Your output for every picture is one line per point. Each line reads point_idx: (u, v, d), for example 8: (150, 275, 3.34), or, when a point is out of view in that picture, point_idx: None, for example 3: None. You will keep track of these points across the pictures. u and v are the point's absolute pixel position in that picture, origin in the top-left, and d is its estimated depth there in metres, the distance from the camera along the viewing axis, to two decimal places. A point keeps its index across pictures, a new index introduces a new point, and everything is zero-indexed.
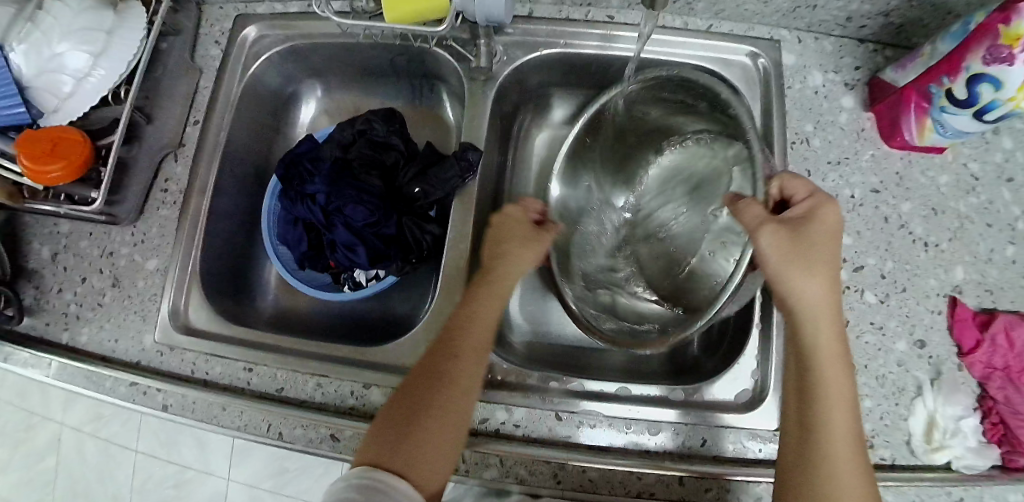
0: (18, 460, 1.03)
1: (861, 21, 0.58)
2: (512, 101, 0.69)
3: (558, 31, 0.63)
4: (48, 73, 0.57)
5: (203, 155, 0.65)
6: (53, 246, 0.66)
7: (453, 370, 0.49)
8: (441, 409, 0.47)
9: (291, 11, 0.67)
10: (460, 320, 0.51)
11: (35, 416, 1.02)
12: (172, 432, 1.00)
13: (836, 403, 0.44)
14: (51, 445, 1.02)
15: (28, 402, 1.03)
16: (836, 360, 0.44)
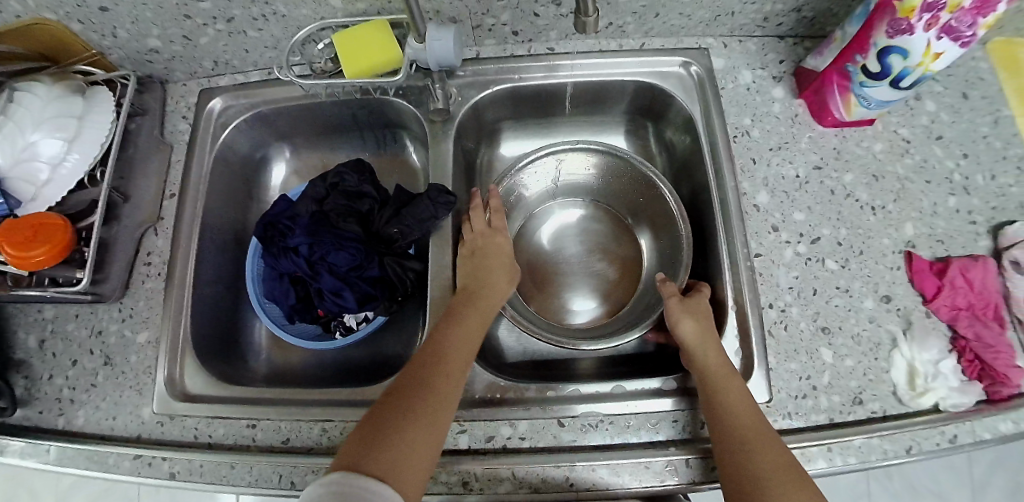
0: None
1: (777, 19, 0.63)
2: (474, 136, 0.72)
3: (507, 68, 0.67)
4: (24, 163, 0.59)
5: (183, 227, 0.66)
6: (38, 333, 0.66)
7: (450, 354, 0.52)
8: (430, 396, 0.49)
9: (252, 80, 0.71)
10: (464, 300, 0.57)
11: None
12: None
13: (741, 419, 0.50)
14: None
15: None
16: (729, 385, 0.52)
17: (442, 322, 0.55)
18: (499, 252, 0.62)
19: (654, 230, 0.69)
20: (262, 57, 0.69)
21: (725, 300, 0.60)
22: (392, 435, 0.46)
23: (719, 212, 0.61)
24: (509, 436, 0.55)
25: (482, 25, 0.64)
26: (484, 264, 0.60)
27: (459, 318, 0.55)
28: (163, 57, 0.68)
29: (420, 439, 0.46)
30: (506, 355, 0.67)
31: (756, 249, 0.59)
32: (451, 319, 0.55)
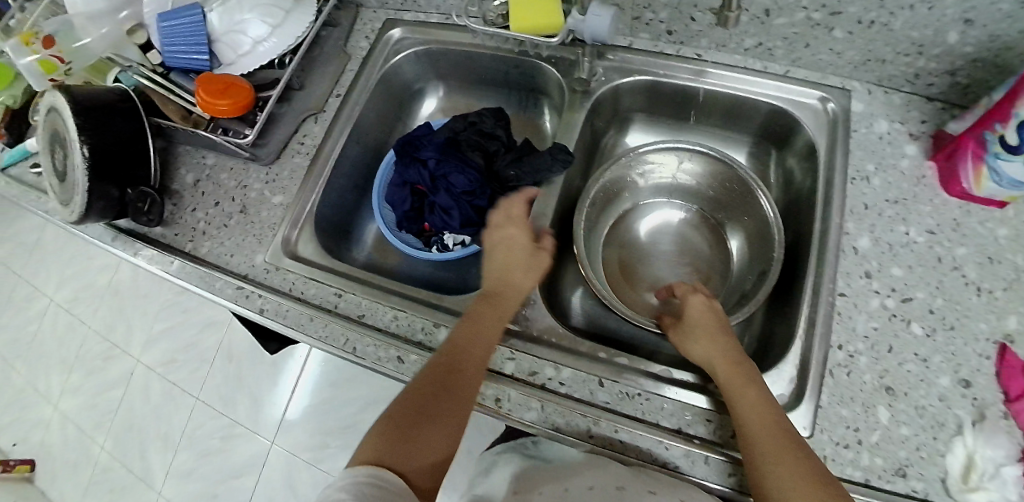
0: (97, 382, 1.43)
1: (929, 78, 0.62)
2: (604, 119, 0.76)
3: (652, 63, 0.71)
4: (233, 34, 0.75)
5: (338, 123, 0.79)
6: (196, 174, 0.82)
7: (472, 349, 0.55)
8: (451, 391, 0.53)
9: (431, 21, 0.81)
10: (484, 301, 0.60)
11: (115, 350, 1.44)
12: (229, 391, 1.32)
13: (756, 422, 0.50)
14: (121, 377, 1.41)
15: (110, 336, 1.46)
16: (741, 389, 0.52)
17: (462, 320, 0.58)
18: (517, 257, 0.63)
19: (746, 240, 0.70)
20: (444, 3, 0.78)
21: (795, 330, 0.60)
22: (409, 438, 0.49)
23: (815, 245, 0.62)
24: (551, 377, 0.59)
25: (641, 17, 0.69)
26: (510, 275, 0.62)
27: (474, 320, 0.58)
28: None
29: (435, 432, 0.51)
30: (572, 319, 0.71)
31: (841, 288, 0.59)
32: (469, 322, 0.57)
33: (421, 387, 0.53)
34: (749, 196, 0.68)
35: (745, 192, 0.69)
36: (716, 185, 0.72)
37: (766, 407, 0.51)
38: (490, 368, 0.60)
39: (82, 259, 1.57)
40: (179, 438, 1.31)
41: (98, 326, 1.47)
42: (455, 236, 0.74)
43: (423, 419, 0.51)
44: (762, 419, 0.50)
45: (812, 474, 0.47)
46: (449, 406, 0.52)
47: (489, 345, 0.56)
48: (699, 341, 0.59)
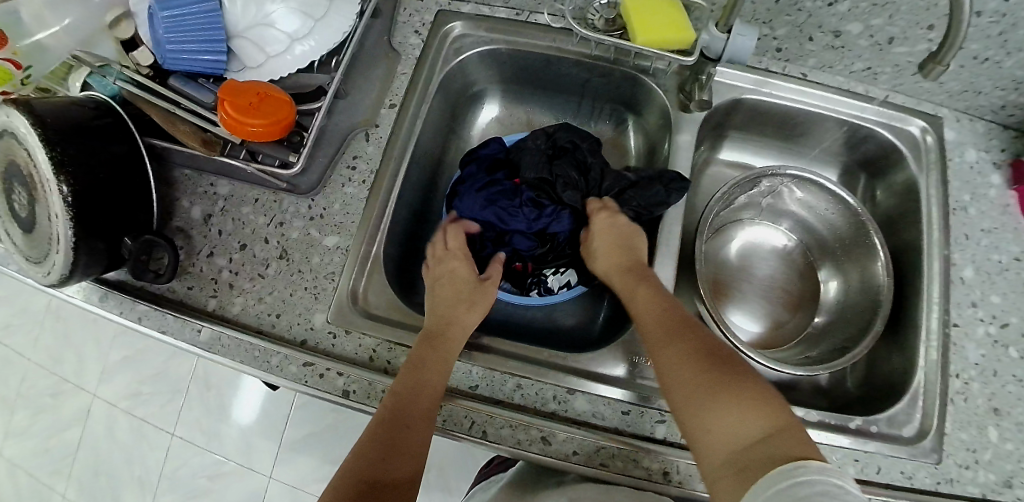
0: (42, 425, 1.23)
1: (1014, 110, 0.67)
2: (707, 130, 0.72)
3: (762, 80, 0.67)
4: (261, 28, 0.57)
5: (397, 142, 0.64)
6: (206, 207, 0.62)
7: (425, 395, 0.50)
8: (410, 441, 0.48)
9: (498, 16, 0.68)
10: (429, 338, 0.54)
11: (68, 383, 1.23)
12: (213, 422, 1.16)
13: (671, 366, 0.50)
14: (80, 412, 1.22)
15: (60, 368, 1.24)
16: (670, 331, 0.52)
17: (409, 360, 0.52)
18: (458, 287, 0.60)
19: (843, 271, 0.71)
20: None
21: (914, 359, 0.63)
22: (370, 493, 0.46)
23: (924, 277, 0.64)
24: None
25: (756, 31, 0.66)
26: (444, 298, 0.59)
27: (424, 361, 0.52)
28: None
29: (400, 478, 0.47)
30: None
31: (954, 319, 0.63)
32: (417, 362, 0.52)
33: (379, 414, 0.50)
34: (865, 253, 0.67)
35: (851, 231, 0.69)
36: (822, 216, 0.72)
37: (691, 357, 0.50)
38: (641, 434, 0.55)
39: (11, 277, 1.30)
40: (157, 483, 1.15)
41: (42, 358, 1.25)
42: (561, 277, 0.66)
43: (383, 457, 0.47)
44: (683, 375, 0.49)
45: (738, 436, 0.45)
46: (417, 422, 0.49)
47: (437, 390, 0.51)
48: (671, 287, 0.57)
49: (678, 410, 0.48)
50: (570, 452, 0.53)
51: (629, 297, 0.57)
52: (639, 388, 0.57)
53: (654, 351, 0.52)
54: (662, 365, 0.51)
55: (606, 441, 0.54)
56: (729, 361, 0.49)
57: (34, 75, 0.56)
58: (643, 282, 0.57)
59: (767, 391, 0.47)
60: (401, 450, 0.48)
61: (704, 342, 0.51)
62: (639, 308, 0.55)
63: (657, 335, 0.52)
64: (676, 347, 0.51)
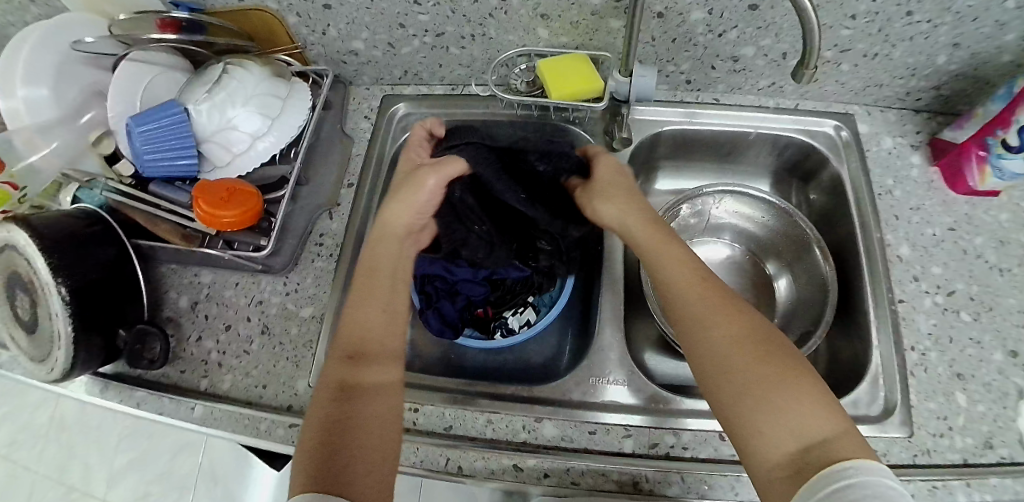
0: None
1: (917, 95, 0.71)
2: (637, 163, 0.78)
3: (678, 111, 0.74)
4: (224, 132, 0.64)
5: (357, 212, 0.70)
6: (191, 295, 0.69)
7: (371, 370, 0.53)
8: (371, 405, 0.50)
9: (437, 93, 0.76)
10: (360, 307, 0.57)
11: (75, 493, 1.27)
12: None
13: (720, 339, 0.50)
14: None
15: (69, 478, 1.28)
16: (711, 307, 0.52)
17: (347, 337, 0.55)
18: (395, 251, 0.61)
19: (791, 269, 0.75)
20: (451, 73, 0.74)
21: (869, 339, 0.65)
22: (341, 449, 0.47)
23: (863, 259, 0.67)
24: (673, 444, 0.57)
25: (661, 70, 0.71)
26: (373, 270, 0.60)
27: (367, 329, 0.55)
28: (359, 60, 0.73)
29: (373, 433, 0.49)
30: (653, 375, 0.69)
31: (899, 295, 0.65)
32: (360, 335, 0.55)
33: (330, 396, 0.50)
34: (803, 249, 0.72)
35: (785, 234, 0.74)
36: (760, 223, 0.76)
37: (730, 338, 0.49)
38: (610, 450, 0.57)
39: (19, 393, 1.35)
40: None
41: (49, 470, 1.28)
42: (521, 317, 0.70)
43: (348, 438, 0.47)
44: (722, 352, 0.49)
45: (795, 428, 0.44)
46: (377, 404, 0.51)
47: (384, 354, 0.54)
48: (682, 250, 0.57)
49: (716, 389, 0.48)
50: (541, 475, 0.56)
51: (659, 269, 0.57)
52: (604, 407, 0.60)
53: (690, 328, 0.52)
54: (697, 341, 0.51)
55: (576, 461, 0.56)
56: (776, 346, 0.49)
57: (30, 194, 0.65)
58: (678, 259, 0.56)
59: (815, 380, 0.47)
60: (368, 434, 0.49)
61: (748, 325, 0.50)
62: (672, 284, 0.55)
63: (699, 309, 0.52)
64: (726, 327, 0.50)
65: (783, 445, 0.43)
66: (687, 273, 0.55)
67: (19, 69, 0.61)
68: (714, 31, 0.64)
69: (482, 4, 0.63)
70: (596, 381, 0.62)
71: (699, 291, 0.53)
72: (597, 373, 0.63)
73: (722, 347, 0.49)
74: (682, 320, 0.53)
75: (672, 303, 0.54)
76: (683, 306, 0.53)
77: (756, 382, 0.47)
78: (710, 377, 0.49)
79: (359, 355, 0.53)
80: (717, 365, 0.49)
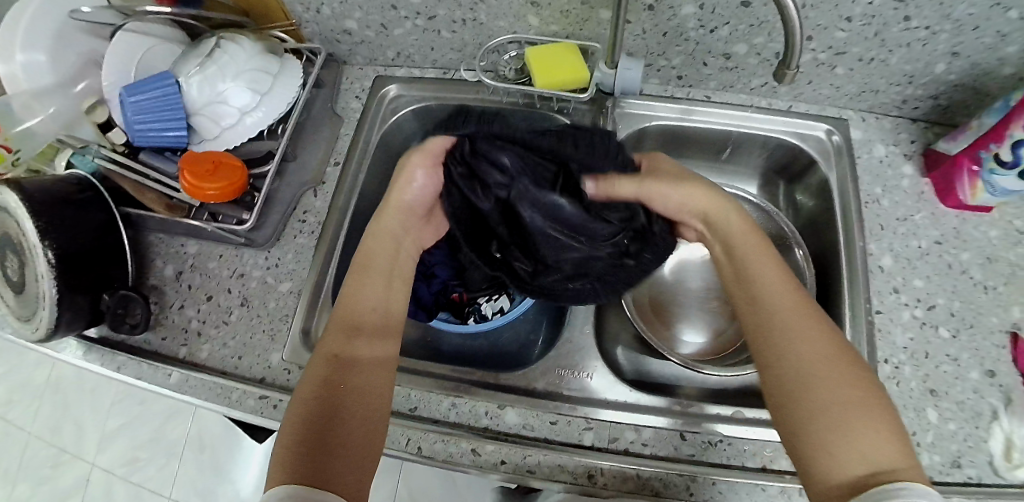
0: (46, 494, 1.30)
1: (916, 103, 0.70)
2: None
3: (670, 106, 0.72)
4: (214, 105, 0.64)
5: (341, 194, 0.69)
6: (177, 265, 0.70)
7: (368, 355, 0.51)
8: (366, 394, 0.49)
9: (427, 76, 0.74)
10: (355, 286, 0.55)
11: (65, 454, 1.31)
12: (209, 482, 1.22)
13: (808, 352, 0.47)
14: (79, 480, 1.29)
15: (58, 438, 1.33)
16: (802, 319, 0.49)
17: (342, 319, 0.53)
18: (396, 221, 0.58)
19: None
20: (442, 57, 0.73)
21: None
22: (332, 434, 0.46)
23: (845, 270, 0.66)
24: (632, 440, 0.57)
25: (653, 64, 0.70)
26: (371, 247, 0.57)
27: (362, 312, 0.54)
28: (352, 39, 0.72)
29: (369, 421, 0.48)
30: (621, 370, 0.68)
31: (877, 306, 0.64)
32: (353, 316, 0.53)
33: (334, 356, 0.50)
34: (784, 250, 0.71)
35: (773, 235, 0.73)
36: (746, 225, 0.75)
37: (814, 350, 0.47)
38: (569, 441, 0.57)
39: (19, 352, 1.40)
40: None
41: (43, 430, 1.33)
42: (494, 303, 0.68)
43: (350, 402, 0.48)
44: (808, 360, 0.46)
45: (864, 450, 0.42)
46: (375, 366, 0.51)
47: (385, 338, 0.53)
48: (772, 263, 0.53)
49: (786, 401, 0.46)
50: (498, 461, 0.56)
51: (747, 274, 0.53)
52: (566, 400, 0.61)
53: (766, 338, 0.49)
54: (777, 347, 0.48)
55: (533, 449, 0.56)
56: (851, 365, 0.46)
57: (23, 157, 0.68)
58: (767, 265, 0.53)
59: (889, 409, 0.44)
60: (361, 409, 0.48)
61: (830, 337, 0.48)
62: (763, 285, 0.52)
63: (792, 318, 0.49)
64: (815, 338, 0.47)
65: (851, 465, 0.42)
66: (779, 282, 0.52)
67: (19, 36, 0.64)
68: (705, 26, 0.62)
69: None
70: (560, 375, 0.62)
71: (790, 301, 0.50)
72: (562, 365, 0.63)
73: (805, 359, 0.46)
74: (770, 325, 0.49)
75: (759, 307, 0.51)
76: (772, 313, 0.50)
77: (839, 402, 0.44)
78: (790, 388, 0.46)
79: (358, 313, 0.54)
80: (800, 375, 0.46)
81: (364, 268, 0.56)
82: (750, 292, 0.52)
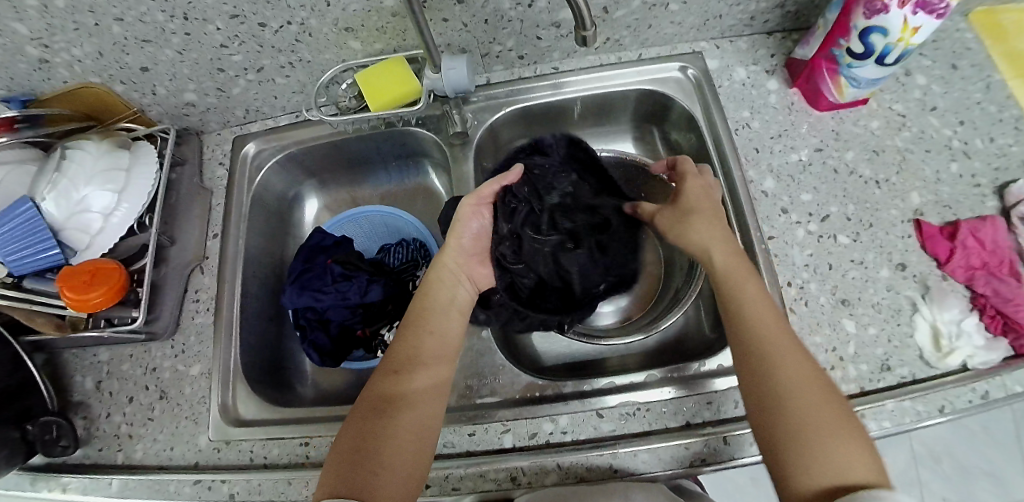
0: None
1: (763, 17, 0.68)
2: (491, 157, 0.75)
3: (513, 91, 0.71)
4: (78, 215, 0.63)
5: (226, 265, 0.71)
6: (94, 376, 0.70)
7: (415, 382, 0.54)
8: (415, 415, 0.52)
9: (282, 124, 0.76)
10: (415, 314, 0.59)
11: None
12: None
13: (788, 371, 0.48)
14: None
15: None
16: (781, 341, 0.50)
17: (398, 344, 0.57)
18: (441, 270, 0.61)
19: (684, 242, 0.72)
20: (289, 102, 0.74)
21: None
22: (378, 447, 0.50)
23: (731, 204, 0.64)
24: (551, 431, 0.57)
25: (489, 52, 0.69)
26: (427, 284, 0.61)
27: (415, 341, 0.57)
28: (198, 109, 0.73)
29: (416, 443, 0.51)
30: (543, 360, 0.70)
31: (768, 232, 0.62)
32: (406, 336, 0.57)
33: (383, 381, 0.54)
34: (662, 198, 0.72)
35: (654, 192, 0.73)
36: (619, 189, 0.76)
37: (800, 371, 0.48)
38: (491, 449, 0.57)
39: None
40: None
41: None
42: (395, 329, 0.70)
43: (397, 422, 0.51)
44: (786, 382, 0.47)
45: (839, 461, 0.43)
46: (422, 396, 0.53)
47: (439, 364, 0.56)
48: (754, 287, 0.54)
49: (770, 417, 0.46)
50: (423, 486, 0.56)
51: (734, 293, 0.53)
52: (482, 407, 0.61)
53: (756, 366, 0.49)
54: (758, 368, 0.49)
55: (454, 467, 0.56)
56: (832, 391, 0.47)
57: None
58: (749, 293, 0.53)
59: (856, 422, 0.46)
60: (403, 432, 0.51)
61: (810, 361, 0.49)
62: (747, 311, 0.52)
63: (781, 336, 0.50)
64: (796, 360, 0.48)
65: (827, 475, 0.43)
66: (764, 305, 0.52)
67: None
68: (522, 3, 0.61)
69: (284, 32, 0.61)
70: (476, 384, 0.63)
71: (778, 324, 0.51)
72: (474, 374, 0.63)
73: (784, 375, 0.48)
74: (756, 343, 0.50)
75: (744, 329, 0.51)
76: (755, 337, 0.51)
77: (815, 419, 0.45)
78: (773, 405, 0.47)
79: (409, 340, 0.57)
80: (785, 390, 0.47)
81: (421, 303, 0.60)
82: (733, 325, 0.52)
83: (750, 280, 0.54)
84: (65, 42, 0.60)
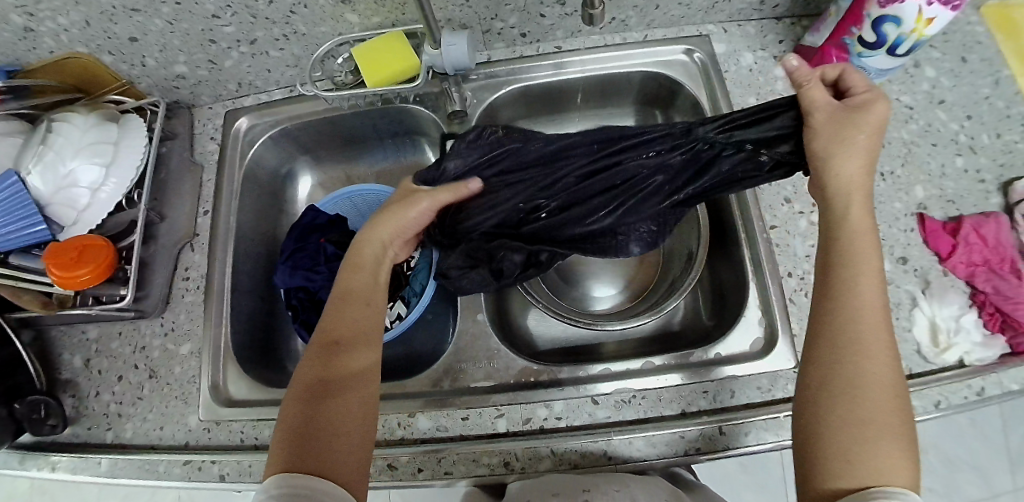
0: None
1: (772, 2, 0.66)
2: None
3: (515, 71, 0.69)
4: (65, 189, 0.62)
5: (217, 243, 0.70)
6: (83, 353, 0.68)
7: (357, 357, 0.51)
8: (360, 391, 0.49)
9: (276, 99, 0.74)
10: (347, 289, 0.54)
11: None
12: None
13: (869, 361, 0.41)
14: None
15: None
16: (879, 328, 0.42)
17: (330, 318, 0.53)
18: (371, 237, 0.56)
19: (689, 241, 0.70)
20: (283, 76, 0.72)
21: (744, 274, 0.62)
22: (326, 427, 0.46)
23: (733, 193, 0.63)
24: (546, 417, 0.57)
25: (491, 29, 0.66)
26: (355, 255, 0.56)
27: (350, 313, 0.53)
28: (189, 82, 0.71)
29: (364, 419, 0.48)
30: (538, 344, 0.69)
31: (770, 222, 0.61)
32: (342, 311, 0.53)
33: (324, 358, 0.50)
34: None
35: None
36: None
37: (884, 369, 0.41)
38: (484, 433, 0.57)
39: None
40: None
41: None
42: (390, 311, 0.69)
43: (346, 399, 0.48)
44: (863, 373, 0.40)
45: (882, 466, 0.38)
46: (363, 370, 0.50)
47: (375, 334, 0.53)
48: (868, 258, 0.44)
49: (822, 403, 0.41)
50: (416, 470, 0.56)
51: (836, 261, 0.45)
52: (476, 392, 0.60)
53: (840, 343, 0.42)
54: (842, 352, 0.41)
55: (448, 451, 0.56)
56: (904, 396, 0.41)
57: None
58: (867, 267, 0.43)
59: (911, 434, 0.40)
60: (352, 408, 0.48)
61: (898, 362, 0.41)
62: (854, 284, 0.43)
63: (879, 319, 0.42)
64: (885, 353, 0.41)
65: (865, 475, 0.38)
66: (875, 283, 0.43)
67: None
68: None
69: (278, 4, 0.59)
70: (471, 369, 0.62)
71: (880, 312, 0.42)
72: (468, 358, 0.63)
73: (865, 364, 0.41)
74: (847, 321, 0.42)
75: (838, 301, 0.43)
76: (853, 319, 0.42)
77: (877, 422, 0.39)
78: (840, 392, 0.41)
79: (345, 312, 0.53)
80: (862, 380, 0.40)
81: (350, 275, 0.55)
82: (828, 295, 0.44)
83: (872, 251, 0.44)
84: (50, 10, 0.57)
